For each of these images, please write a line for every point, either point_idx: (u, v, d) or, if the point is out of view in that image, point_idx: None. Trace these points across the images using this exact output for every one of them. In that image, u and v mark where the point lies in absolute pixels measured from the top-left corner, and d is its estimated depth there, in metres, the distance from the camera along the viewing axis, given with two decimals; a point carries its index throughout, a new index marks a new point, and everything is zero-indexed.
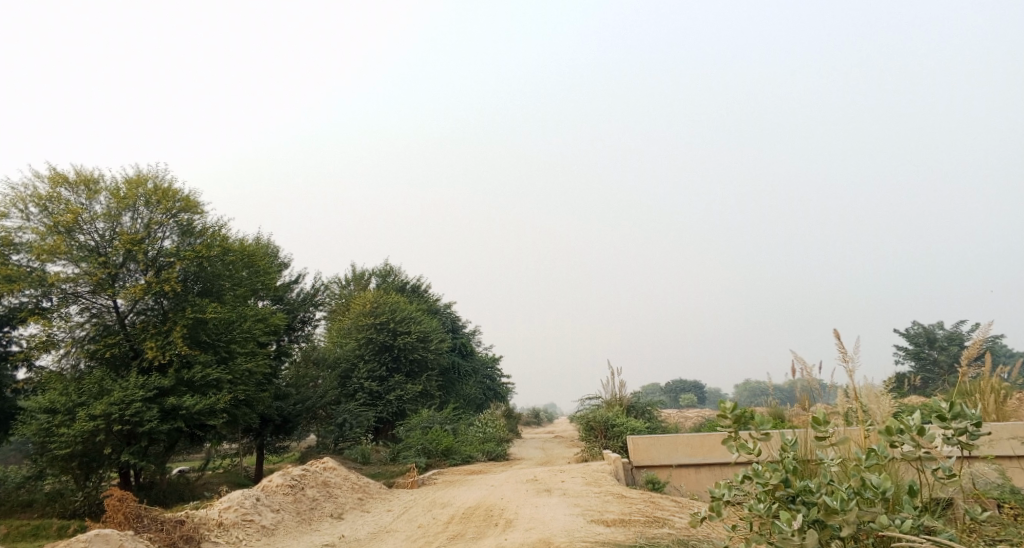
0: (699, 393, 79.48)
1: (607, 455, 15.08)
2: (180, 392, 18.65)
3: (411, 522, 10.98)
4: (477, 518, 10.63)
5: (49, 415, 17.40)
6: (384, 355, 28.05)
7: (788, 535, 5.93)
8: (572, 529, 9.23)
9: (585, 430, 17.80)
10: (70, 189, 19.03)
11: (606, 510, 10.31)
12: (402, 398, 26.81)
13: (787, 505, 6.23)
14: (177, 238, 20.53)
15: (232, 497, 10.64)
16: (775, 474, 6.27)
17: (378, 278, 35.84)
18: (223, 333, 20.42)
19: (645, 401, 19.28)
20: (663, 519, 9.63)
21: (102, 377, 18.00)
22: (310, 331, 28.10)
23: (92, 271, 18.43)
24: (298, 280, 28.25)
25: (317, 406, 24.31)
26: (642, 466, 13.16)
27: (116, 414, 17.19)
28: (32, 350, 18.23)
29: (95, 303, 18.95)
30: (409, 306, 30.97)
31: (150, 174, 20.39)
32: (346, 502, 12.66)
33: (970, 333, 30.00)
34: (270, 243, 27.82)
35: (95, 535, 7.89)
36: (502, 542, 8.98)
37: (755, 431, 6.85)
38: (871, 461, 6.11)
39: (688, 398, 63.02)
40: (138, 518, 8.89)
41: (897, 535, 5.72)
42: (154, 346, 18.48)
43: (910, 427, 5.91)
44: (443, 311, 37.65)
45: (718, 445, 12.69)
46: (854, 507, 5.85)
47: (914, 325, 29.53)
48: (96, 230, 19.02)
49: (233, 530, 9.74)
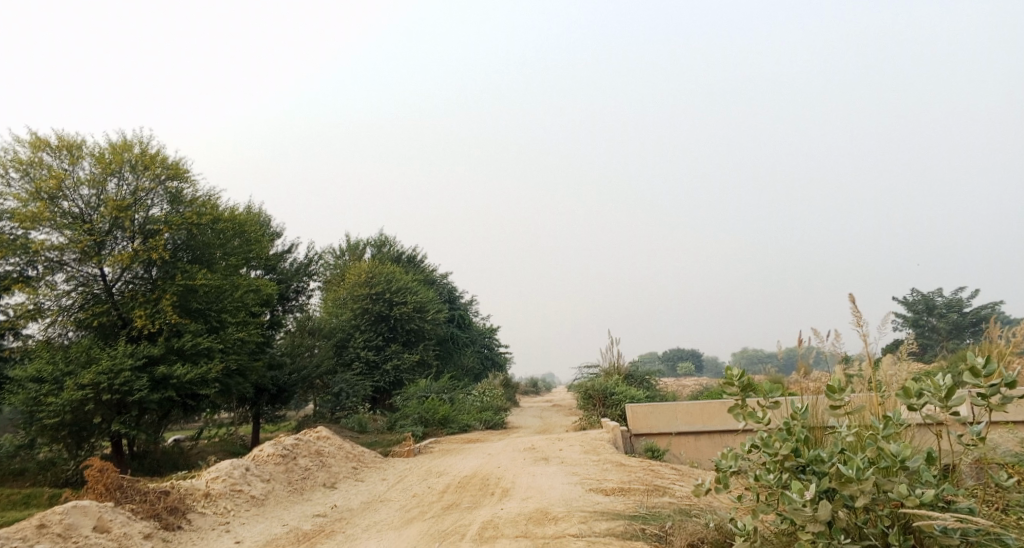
0: (696, 364, 79.40)
1: (605, 423, 14.81)
2: (170, 361, 18.28)
3: (405, 491, 10.70)
4: (472, 488, 10.36)
5: (37, 384, 17.04)
6: (380, 325, 27.73)
7: (799, 506, 5.66)
8: (569, 498, 8.93)
9: (583, 399, 17.53)
10: (52, 153, 18.52)
11: (605, 479, 10.02)
12: (399, 367, 26.60)
13: (796, 476, 5.94)
14: (166, 205, 20.07)
15: (220, 467, 10.32)
16: (785, 445, 5.97)
17: (373, 248, 35.45)
18: (214, 301, 20.11)
19: (643, 370, 19.02)
20: (663, 487, 9.33)
21: (91, 345, 17.67)
22: (305, 301, 27.74)
23: (76, 239, 17.90)
24: (291, 250, 27.83)
25: (313, 376, 23.95)
26: (640, 435, 12.89)
27: (106, 383, 16.83)
28: (18, 320, 17.84)
29: (81, 271, 18.48)
30: (404, 276, 30.50)
31: (136, 140, 19.86)
32: (340, 471, 12.40)
33: (968, 299, 29.72)
34: (262, 212, 27.37)
35: (72, 507, 7.53)
36: (498, 512, 8.64)
37: (764, 399, 6.53)
38: (889, 428, 5.81)
39: (685, 367, 63.02)
40: (120, 488, 8.54)
41: (915, 505, 5.42)
42: (143, 315, 18.08)
43: (938, 387, 5.64)
44: (439, 281, 37.25)
45: (719, 412, 12.42)
46: (870, 477, 5.54)
47: (913, 293, 29.18)
48: (80, 195, 18.55)
49: (221, 500, 9.40)
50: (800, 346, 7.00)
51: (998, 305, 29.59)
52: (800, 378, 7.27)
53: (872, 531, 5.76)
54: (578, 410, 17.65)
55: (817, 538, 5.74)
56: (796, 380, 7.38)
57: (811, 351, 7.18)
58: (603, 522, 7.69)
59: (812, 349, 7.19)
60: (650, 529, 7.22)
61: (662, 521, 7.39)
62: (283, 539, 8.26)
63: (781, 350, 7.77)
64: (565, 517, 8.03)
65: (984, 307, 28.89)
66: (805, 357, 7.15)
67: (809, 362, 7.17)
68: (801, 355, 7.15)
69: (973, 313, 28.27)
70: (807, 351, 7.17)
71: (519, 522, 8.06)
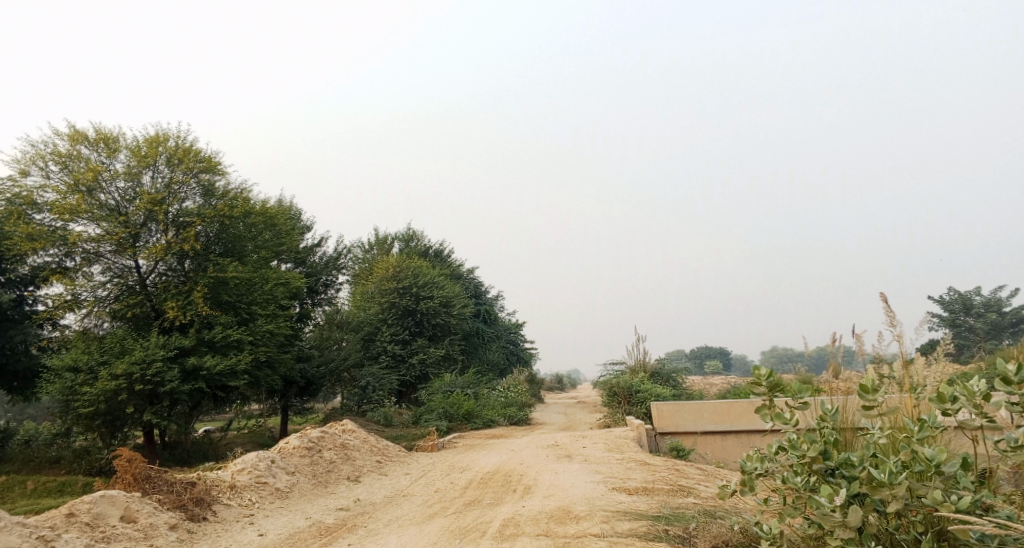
0: (724, 362, 78.77)
1: (630, 421, 14.70)
2: (200, 352, 18.52)
3: (429, 486, 10.73)
4: (495, 484, 10.34)
5: (72, 373, 17.37)
6: (407, 319, 27.79)
7: (828, 511, 5.55)
8: (592, 497, 8.88)
9: (608, 396, 17.42)
10: (89, 146, 18.83)
11: (628, 478, 9.95)
12: (425, 361, 26.71)
13: (825, 479, 5.84)
14: (199, 198, 20.31)
15: (247, 458, 10.43)
16: (813, 447, 5.87)
17: (401, 242, 35.61)
18: (244, 294, 20.32)
19: (669, 368, 18.86)
20: (688, 488, 9.24)
21: (124, 336, 17.97)
22: (333, 294, 27.95)
23: (112, 231, 18.19)
24: (320, 244, 28.02)
25: (341, 368, 24.13)
26: (666, 433, 12.77)
27: (138, 373, 17.08)
28: (55, 310, 18.19)
29: (116, 263, 18.79)
30: (432, 271, 30.56)
31: (171, 133, 20.10)
32: (365, 464, 12.46)
33: (1008, 300, 28.99)
34: (292, 206, 27.61)
35: (101, 496, 7.64)
36: (520, 509, 8.62)
37: (792, 400, 6.42)
38: (923, 431, 5.68)
39: (713, 365, 62.59)
40: (148, 479, 8.65)
41: (950, 511, 5.29)
42: (174, 306, 18.33)
43: (972, 393, 5.51)
44: (466, 276, 37.30)
45: (746, 412, 12.27)
46: (903, 482, 5.42)
47: (950, 292, 28.54)
48: (116, 188, 18.84)
49: (246, 492, 9.48)
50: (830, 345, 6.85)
51: None
52: (830, 377, 7.13)
53: (905, 537, 5.64)
54: (603, 407, 17.56)
55: (847, 543, 5.63)
56: (826, 380, 7.23)
57: (842, 350, 7.05)
58: (625, 522, 7.63)
59: (843, 348, 7.05)
60: (673, 531, 7.15)
61: (685, 522, 7.33)
62: (306, 532, 8.31)
63: (809, 350, 7.64)
64: (588, 516, 7.99)
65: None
66: (835, 356, 7.02)
67: (839, 361, 7.03)
68: (831, 355, 7.00)
69: (1012, 314, 27.60)
70: (838, 350, 7.03)
71: (540, 520, 8.02)
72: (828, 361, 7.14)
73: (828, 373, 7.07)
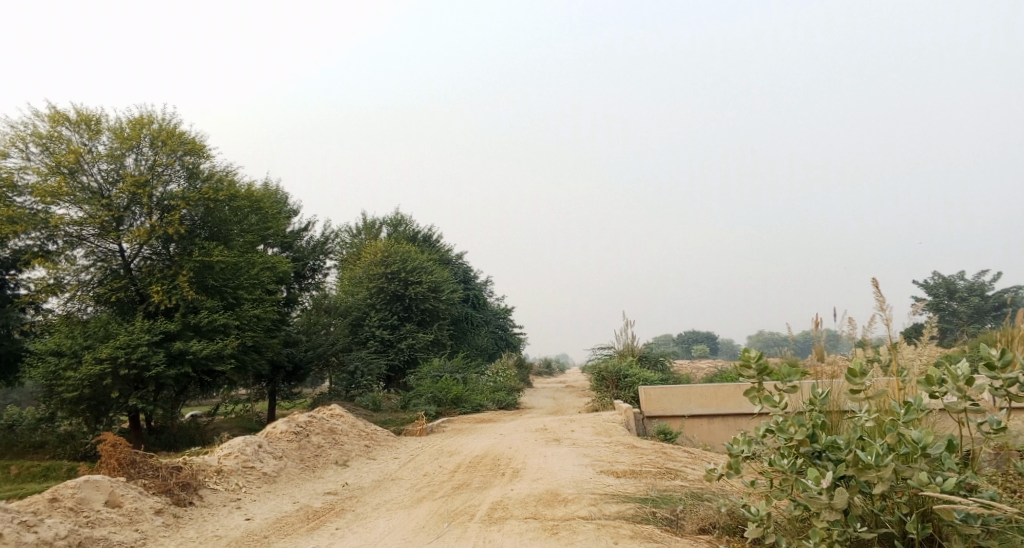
0: (711, 346, 79.28)
1: (618, 405, 14.74)
2: (186, 337, 18.39)
3: (417, 470, 10.71)
4: (483, 467, 10.34)
5: (56, 358, 17.21)
6: (395, 304, 27.72)
7: (815, 493, 5.57)
8: (580, 480, 8.88)
9: (596, 380, 17.45)
10: (71, 127, 18.55)
11: (616, 461, 9.97)
12: (414, 346, 26.65)
13: (812, 461, 5.85)
14: (183, 181, 20.09)
15: (234, 443, 10.37)
16: (800, 430, 5.87)
17: (389, 227, 35.46)
18: (230, 278, 20.18)
19: (657, 352, 18.92)
20: (675, 470, 9.27)
21: (108, 321, 17.79)
22: (321, 279, 27.82)
23: (94, 214, 17.97)
24: (307, 228, 27.84)
25: (328, 353, 24.06)
26: (653, 417, 12.82)
27: (123, 357, 16.94)
28: (38, 294, 17.98)
29: (100, 246, 18.59)
30: (420, 255, 30.44)
31: (155, 115, 19.85)
32: (353, 449, 12.43)
33: (991, 284, 29.24)
34: (278, 189, 27.40)
35: (84, 481, 7.57)
36: (508, 493, 8.61)
37: (781, 383, 6.42)
38: (909, 414, 5.68)
39: (700, 349, 62.94)
40: (133, 463, 8.58)
41: (936, 493, 5.32)
42: (160, 290, 18.17)
43: (956, 376, 5.52)
44: (454, 261, 37.23)
45: (733, 395, 12.32)
46: (889, 463, 5.44)
47: (934, 276, 28.76)
48: (99, 170, 18.61)
49: (233, 477, 9.43)
50: (815, 329, 6.88)
51: (1021, 290, 29.13)
52: (816, 361, 7.17)
53: (890, 518, 5.66)
54: (591, 391, 17.59)
55: (832, 525, 5.64)
56: (812, 364, 7.24)
57: (827, 334, 7.08)
58: (613, 505, 7.64)
59: (828, 332, 7.08)
60: (661, 513, 7.17)
61: (673, 505, 7.34)
62: (293, 516, 8.28)
63: (796, 334, 7.67)
64: (576, 499, 7.99)
65: (1007, 292, 28.44)
66: (821, 340, 7.05)
67: (824, 345, 7.06)
68: (817, 339, 7.02)
69: (994, 298, 27.86)
70: (823, 334, 7.06)
71: (529, 504, 8.02)
72: (814, 344, 7.16)
73: (815, 356, 7.09)
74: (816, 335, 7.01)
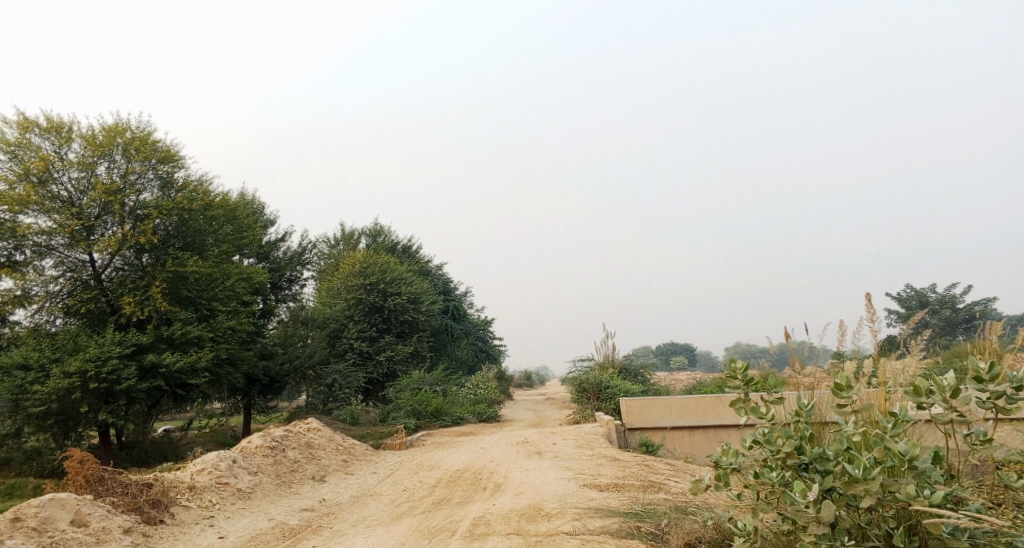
0: (688, 358, 79.60)
1: (599, 417, 14.60)
2: (159, 349, 18.00)
3: (396, 485, 10.49)
4: (464, 482, 10.15)
5: (23, 371, 16.76)
6: (374, 316, 27.45)
7: (802, 507, 5.47)
8: (563, 494, 8.72)
9: (576, 393, 17.31)
10: (41, 134, 18.17)
11: (599, 474, 9.82)
12: (393, 358, 26.38)
13: (799, 474, 5.74)
14: (157, 190, 19.74)
15: (206, 458, 10.09)
16: (787, 442, 5.76)
17: (368, 238, 35.18)
18: (204, 289, 19.83)
19: (637, 364, 18.84)
20: (659, 483, 9.13)
21: (78, 333, 17.37)
22: (298, 290, 27.49)
23: (64, 223, 17.56)
24: (284, 238, 27.54)
25: (305, 366, 23.77)
26: (635, 429, 12.68)
27: (92, 371, 16.51)
28: (3, 305, 17.52)
29: (69, 257, 18.18)
30: (399, 267, 30.18)
31: (128, 123, 19.52)
32: (330, 464, 12.17)
33: (962, 295, 29.58)
34: (255, 199, 27.08)
35: (49, 500, 7.29)
36: (490, 508, 8.43)
37: (767, 394, 6.32)
38: (896, 426, 5.58)
39: (679, 361, 63.02)
40: (101, 481, 8.28)
41: (924, 507, 5.21)
42: (131, 302, 17.79)
43: (942, 387, 5.45)
44: (433, 272, 37.01)
45: (713, 407, 12.25)
46: (877, 477, 5.34)
47: (907, 288, 29.02)
48: (69, 178, 18.23)
49: (206, 493, 9.16)
50: (789, 341, 6.83)
51: (992, 301, 29.49)
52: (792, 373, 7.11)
53: (877, 532, 5.54)
54: (572, 404, 17.45)
55: (820, 539, 5.51)
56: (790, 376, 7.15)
57: (801, 345, 7.03)
58: (597, 520, 7.48)
59: (802, 343, 7.03)
60: (645, 527, 7.03)
61: (658, 519, 7.20)
62: (268, 533, 8.02)
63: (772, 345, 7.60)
64: (559, 514, 7.82)
65: (978, 304, 28.78)
66: (797, 351, 6.99)
67: (801, 356, 7.01)
68: (792, 350, 6.96)
69: (966, 310, 28.17)
70: (798, 345, 7.02)
71: (511, 519, 7.84)
72: (790, 356, 7.07)
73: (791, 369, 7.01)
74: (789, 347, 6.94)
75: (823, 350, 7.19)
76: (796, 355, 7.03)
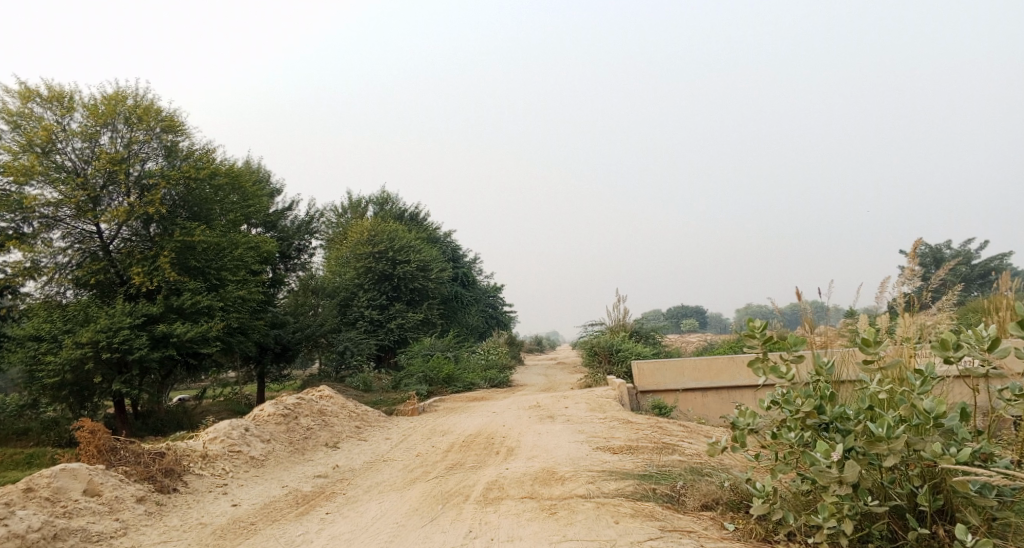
0: (699, 320, 79.53)
1: (611, 380, 14.53)
2: (170, 319, 17.98)
3: (409, 451, 10.46)
4: (477, 446, 10.11)
5: (36, 343, 16.82)
6: (384, 284, 27.36)
7: (823, 468, 5.35)
8: (577, 457, 8.64)
9: (588, 356, 17.23)
10: (42, 104, 18.00)
11: (612, 437, 9.75)
12: (404, 326, 26.43)
13: (820, 434, 5.62)
14: (161, 159, 19.57)
15: (219, 426, 10.07)
16: (808, 402, 5.63)
17: (375, 205, 35.01)
18: (213, 259, 19.76)
19: (649, 326, 18.74)
20: (673, 445, 9.05)
21: (88, 304, 17.36)
22: (307, 259, 27.41)
23: (69, 194, 17.42)
24: (292, 207, 27.38)
25: (317, 335, 23.67)
26: (647, 391, 12.59)
27: (104, 341, 16.53)
28: (14, 277, 17.51)
29: (76, 228, 18.13)
30: (407, 234, 30.08)
31: (130, 91, 19.29)
32: (343, 430, 12.16)
33: (978, 251, 29.12)
34: (261, 168, 26.90)
35: (61, 471, 7.27)
36: (504, 472, 8.38)
37: (786, 353, 6.17)
38: (924, 383, 5.44)
39: (690, 325, 62.95)
40: (114, 451, 8.27)
41: (951, 465, 5.09)
42: (140, 272, 17.75)
43: (980, 338, 5.30)
44: (443, 240, 36.90)
45: (727, 368, 12.14)
46: (902, 435, 5.21)
47: (922, 246, 28.59)
48: (73, 148, 18.10)
49: (219, 461, 9.15)
50: (804, 300, 6.66)
51: (1008, 257, 29.08)
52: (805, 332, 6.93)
53: (900, 491, 5.42)
54: (583, 367, 17.38)
55: (842, 499, 5.40)
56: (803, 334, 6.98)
57: (814, 304, 6.87)
58: (611, 482, 7.40)
59: (814, 301, 6.87)
60: (661, 489, 6.93)
61: (673, 481, 7.11)
62: (282, 500, 8.01)
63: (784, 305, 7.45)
64: (573, 477, 7.75)
65: (994, 260, 28.36)
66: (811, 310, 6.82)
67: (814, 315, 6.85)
68: (806, 309, 6.78)
69: (981, 266, 27.76)
70: (811, 304, 6.84)
71: (525, 483, 7.78)
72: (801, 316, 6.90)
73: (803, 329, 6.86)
74: (803, 306, 6.77)
75: (836, 309, 7.06)
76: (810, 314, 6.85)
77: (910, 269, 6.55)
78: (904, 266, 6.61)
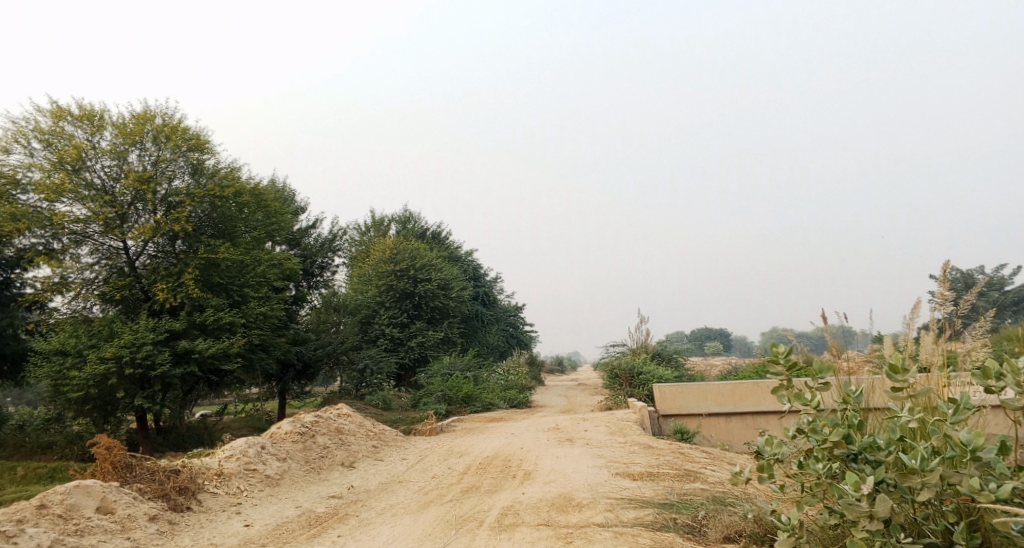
0: (722, 343, 78.81)
1: (633, 402, 14.32)
2: (192, 335, 18.08)
3: (425, 472, 10.33)
4: (494, 469, 9.97)
5: (61, 358, 16.95)
6: (405, 302, 27.35)
7: (853, 501, 5.13)
8: (595, 483, 8.46)
9: (609, 378, 17.03)
10: (73, 122, 18.29)
11: (632, 462, 9.55)
12: (424, 344, 26.41)
13: (848, 464, 5.42)
14: (187, 177, 19.75)
15: (236, 444, 10.02)
16: (835, 431, 5.43)
17: (398, 224, 35.13)
18: (235, 276, 19.87)
19: (671, 349, 18.50)
20: (695, 472, 8.84)
21: (112, 320, 17.51)
22: (329, 277, 27.53)
23: (97, 211, 17.61)
24: (316, 225, 27.53)
25: (338, 352, 23.71)
26: (669, 415, 12.39)
27: (127, 356, 16.64)
28: (41, 292, 17.69)
29: (104, 244, 18.35)
30: (430, 253, 30.13)
31: (158, 110, 19.55)
32: (360, 450, 12.06)
33: (1011, 276, 28.50)
34: (286, 187, 27.11)
35: (74, 487, 7.24)
36: (520, 497, 8.22)
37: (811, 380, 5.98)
38: (957, 413, 5.22)
39: (713, 348, 62.37)
40: (129, 468, 8.24)
41: (988, 501, 4.87)
42: (164, 289, 17.88)
43: (1017, 369, 5.09)
44: (465, 259, 36.93)
45: (751, 393, 11.88)
46: (936, 468, 5.00)
47: (953, 271, 28.08)
48: (102, 166, 18.34)
49: (234, 480, 9.08)
50: (830, 325, 6.46)
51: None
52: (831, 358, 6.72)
53: (934, 527, 5.20)
54: (604, 390, 17.17)
55: (873, 535, 5.17)
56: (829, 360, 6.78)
57: (841, 329, 6.67)
58: (630, 510, 7.22)
59: (841, 327, 6.67)
60: (682, 519, 6.74)
61: (694, 510, 6.92)
62: (294, 521, 7.91)
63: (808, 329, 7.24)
64: (591, 504, 7.58)
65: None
66: (837, 335, 6.62)
67: (841, 341, 6.66)
68: (832, 334, 6.59)
69: (1014, 292, 27.14)
70: (838, 329, 6.65)
71: (541, 509, 7.62)
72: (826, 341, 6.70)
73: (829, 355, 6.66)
74: (829, 331, 6.58)
75: (862, 335, 6.86)
76: (836, 339, 6.65)
77: (940, 293, 6.34)
78: (935, 291, 6.40)
